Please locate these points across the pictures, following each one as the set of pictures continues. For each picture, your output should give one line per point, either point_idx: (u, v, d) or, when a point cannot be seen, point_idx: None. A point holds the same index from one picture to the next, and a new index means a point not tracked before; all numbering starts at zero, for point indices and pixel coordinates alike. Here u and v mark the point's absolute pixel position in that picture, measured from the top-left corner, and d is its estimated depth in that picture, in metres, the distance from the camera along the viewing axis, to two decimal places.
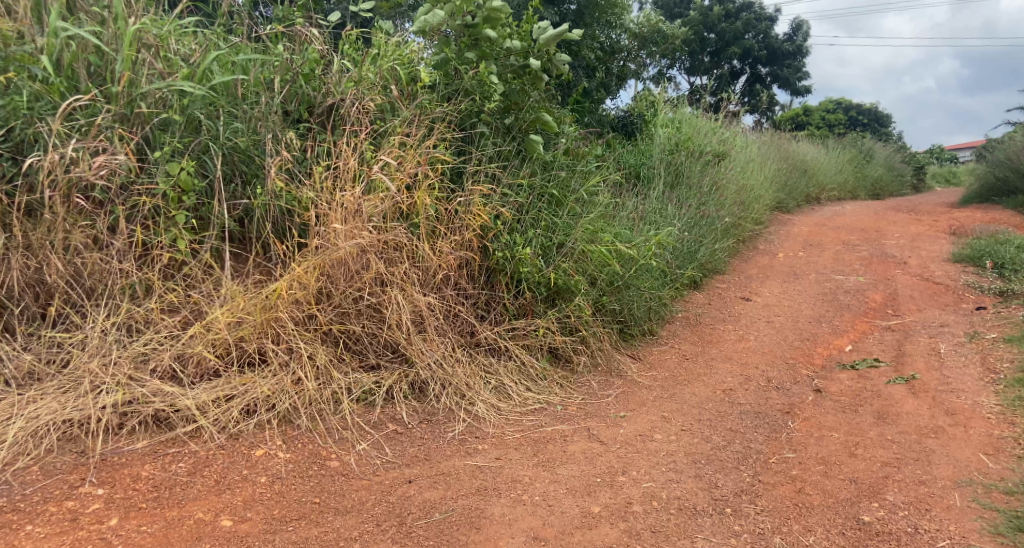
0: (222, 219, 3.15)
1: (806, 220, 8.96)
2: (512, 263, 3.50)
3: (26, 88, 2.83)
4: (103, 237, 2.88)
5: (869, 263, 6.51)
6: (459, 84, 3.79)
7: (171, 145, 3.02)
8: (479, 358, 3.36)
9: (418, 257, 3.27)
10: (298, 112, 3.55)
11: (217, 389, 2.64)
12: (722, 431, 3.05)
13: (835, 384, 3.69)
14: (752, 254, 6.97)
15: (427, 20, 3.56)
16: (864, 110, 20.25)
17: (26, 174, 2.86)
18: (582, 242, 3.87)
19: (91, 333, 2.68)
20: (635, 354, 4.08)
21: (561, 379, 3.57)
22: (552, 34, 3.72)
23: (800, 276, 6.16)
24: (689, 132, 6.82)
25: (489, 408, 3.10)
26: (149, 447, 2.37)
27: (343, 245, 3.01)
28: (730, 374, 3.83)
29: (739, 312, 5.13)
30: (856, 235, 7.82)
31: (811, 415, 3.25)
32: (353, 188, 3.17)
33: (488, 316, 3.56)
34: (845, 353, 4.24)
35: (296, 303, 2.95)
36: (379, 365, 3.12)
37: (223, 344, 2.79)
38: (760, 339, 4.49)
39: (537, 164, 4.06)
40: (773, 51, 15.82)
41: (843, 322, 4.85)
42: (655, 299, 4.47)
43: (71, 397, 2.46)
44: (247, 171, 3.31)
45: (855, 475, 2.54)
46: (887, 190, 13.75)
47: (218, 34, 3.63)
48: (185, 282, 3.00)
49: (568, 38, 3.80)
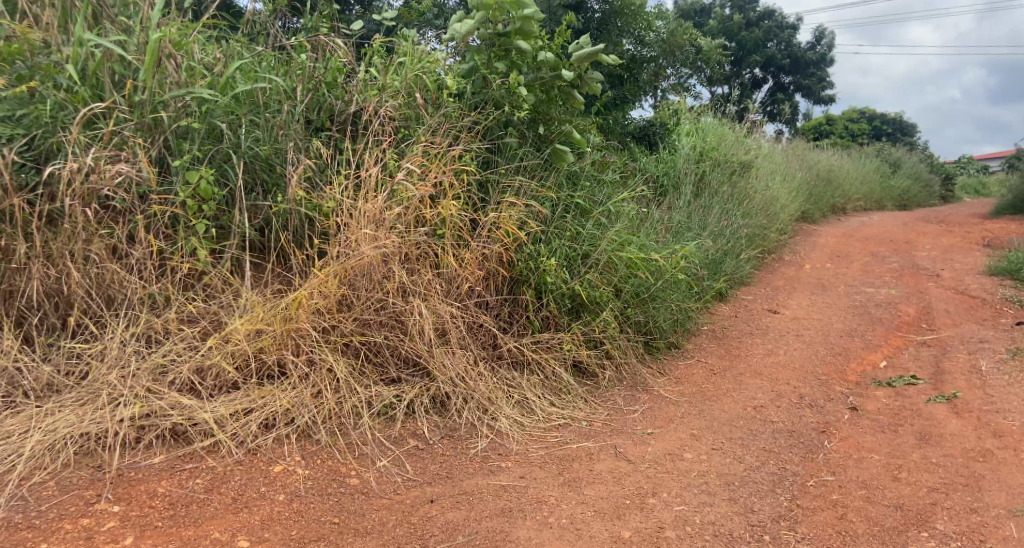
0: (243, 228, 3.12)
1: (832, 231, 8.77)
2: (536, 274, 3.42)
3: (50, 97, 2.83)
4: (121, 246, 2.86)
5: (900, 275, 6.33)
6: (487, 93, 3.72)
7: (192, 154, 3.00)
8: (502, 372, 3.27)
9: (442, 267, 3.21)
10: (320, 120, 3.51)
11: (235, 402, 2.58)
12: (756, 451, 2.93)
13: (871, 402, 3.55)
14: (779, 265, 6.82)
15: (458, 28, 3.53)
16: (889, 119, 19.93)
17: (48, 183, 2.84)
18: (608, 253, 3.78)
19: (110, 344, 2.65)
20: (661, 367, 3.97)
21: (586, 394, 3.46)
22: (587, 52, 3.70)
23: (828, 288, 6.00)
24: (713, 141, 6.72)
25: (512, 424, 3.00)
26: (165, 462, 2.31)
27: (366, 253, 2.96)
28: (760, 390, 3.70)
29: (766, 325, 4.99)
30: (886, 246, 7.62)
31: (848, 435, 3.11)
32: (376, 197, 3.12)
33: (511, 329, 3.47)
34: (880, 369, 4.08)
35: (316, 313, 2.90)
36: (400, 378, 3.04)
37: (242, 356, 2.73)
38: (789, 353, 4.35)
39: (563, 175, 3.98)
40: (797, 60, 15.65)
41: (876, 336, 4.69)
42: (681, 311, 4.36)
43: (89, 409, 2.42)
44: (268, 180, 3.28)
45: (900, 502, 2.42)
46: (914, 200, 13.46)
47: (242, 44, 3.62)
48: (204, 292, 2.97)
49: (600, 57, 3.78)
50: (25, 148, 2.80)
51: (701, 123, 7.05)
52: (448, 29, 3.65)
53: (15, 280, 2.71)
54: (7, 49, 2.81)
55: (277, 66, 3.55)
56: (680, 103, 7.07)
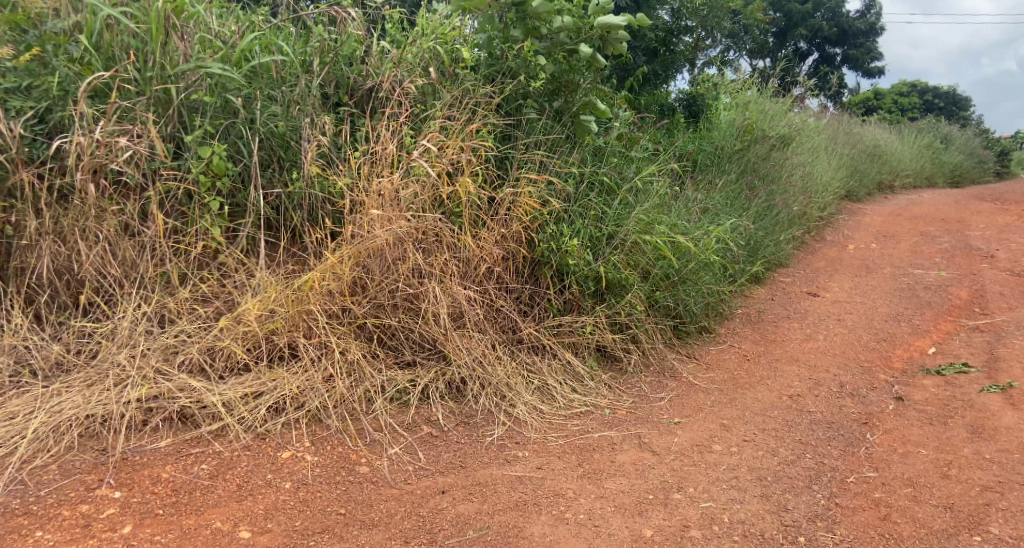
0: (258, 206, 3.05)
1: (879, 210, 8.35)
2: (558, 255, 3.28)
3: (59, 69, 2.77)
4: (133, 224, 2.80)
5: (951, 255, 5.97)
6: (503, 65, 3.61)
7: (204, 129, 2.92)
8: (522, 356, 3.14)
9: (459, 248, 3.08)
10: (337, 96, 3.40)
11: (245, 385, 2.52)
12: (790, 443, 2.75)
13: (918, 391, 3.32)
14: (819, 246, 6.51)
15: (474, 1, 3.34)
16: (941, 93, 18.94)
17: (58, 158, 2.79)
18: (635, 233, 3.60)
19: (120, 324, 2.61)
20: (691, 353, 3.79)
21: (610, 380, 3.32)
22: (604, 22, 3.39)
23: (873, 270, 5.70)
24: (753, 116, 6.41)
25: (531, 411, 2.88)
26: (171, 446, 2.26)
27: (380, 234, 2.85)
28: (797, 378, 3.50)
29: (806, 308, 4.75)
30: (936, 226, 7.21)
31: (893, 427, 2.90)
32: (391, 175, 3.00)
33: (532, 312, 3.33)
34: (929, 357, 3.82)
35: (329, 295, 2.81)
36: (415, 362, 2.94)
37: (254, 338, 2.66)
38: (829, 339, 4.12)
39: (588, 151, 3.82)
40: (844, 31, 14.94)
41: (925, 321, 4.41)
42: (713, 295, 4.16)
43: (96, 390, 2.38)
44: (284, 157, 3.19)
45: (950, 502, 2.22)
46: (968, 176, 12.79)
47: (260, 16, 3.51)
48: (219, 272, 2.91)
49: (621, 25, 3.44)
50: (35, 121, 2.75)
51: (741, 96, 6.72)
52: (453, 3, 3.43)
53: (26, 257, 2.69)
54: (15, 19, 2.75)
55: (294, 39, 3.44)
56: (719, 77, 6.75)
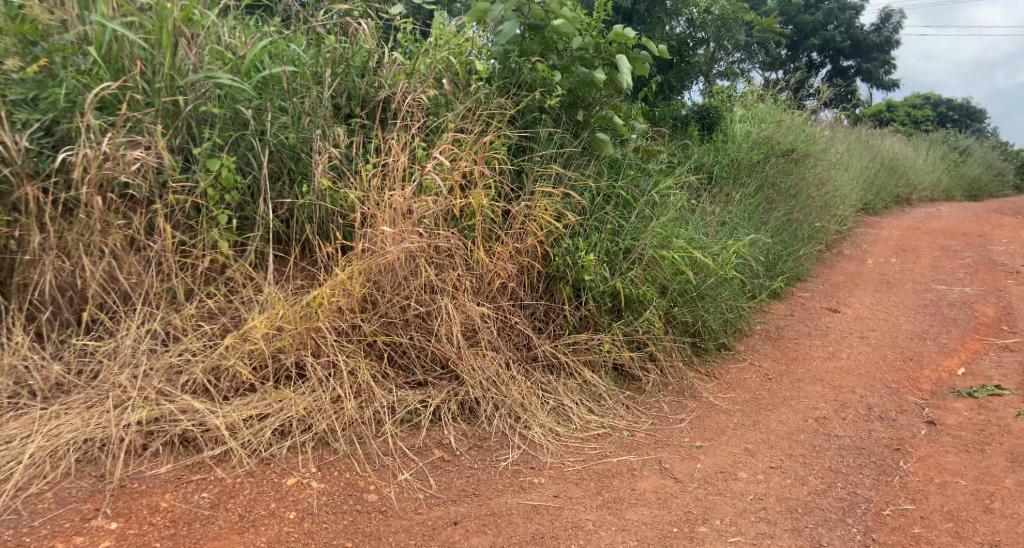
0: (267, 219, 2.97)
1: (897, 223, 8.18)
2: (574, 270, 3.18)
3: (66, 80, 2.70)
4: (139, 238, 2.73)
5: (975, 271, 5.80)
6: (519, 77, 3.53)
7: (213, 141, 2.85)
8: (537, 375, 3.03)
9: (472, 263, 2.98)
10: (349, 107, 3.33)
11: (250, 407, 2.42)
12: (820, 471, 2.61)
13: (951, 415, 3.17)
14: (838, 260, 6.36)
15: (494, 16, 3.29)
16: (956, 106, 18.68)
17: (63, 171, 2.72)
18: (652, 247, 3.49)
19: (122, 342, 2.52)
20: (710, 371, 3.66)
21: (628, 400, 3.19)
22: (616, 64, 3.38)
23: (894, 285, 5.54)
24: (770, 127, 6.30)
25: (546, 433, 2.77)
26: (172, 473, 2.16)
27: (391, 249, 2.75)
28: (822, 399, 3.36)
29: (826, 325, 4.61)
30: (957, 240, 7.04)
31: (927, 454, 2.76)
32: (403, 188, 2.91)
33: (547, 329, 3.22)
34: (958, 378, 3.67)
35: (339, 311, 2.71)
36: (426, 382, 2.84)
37: (260, 357, 2.57)
38: (853, 358, 3.98)
39: (604, 163, 3.74)
40: (858, 43, 14.79)
41: (952, 339, 4.26)
42: (732, 311, 4.03)
43: (95, 413, 2.28)
44: (294, 169, 3.11)
45: (996, 539, 2.09)
46: (985, 189, 12.57)
47: (270, 27, 3.45)
48: (226, 286, 2.83)
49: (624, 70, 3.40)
50: (41, 134, 2.68)
51: (757, 108, 6.62)
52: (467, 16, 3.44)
53: (28, 273, 2.61)
54: (21, 30, 2.68)
55: (306, 49, 3.37)
56: (734, 89, 6.66)
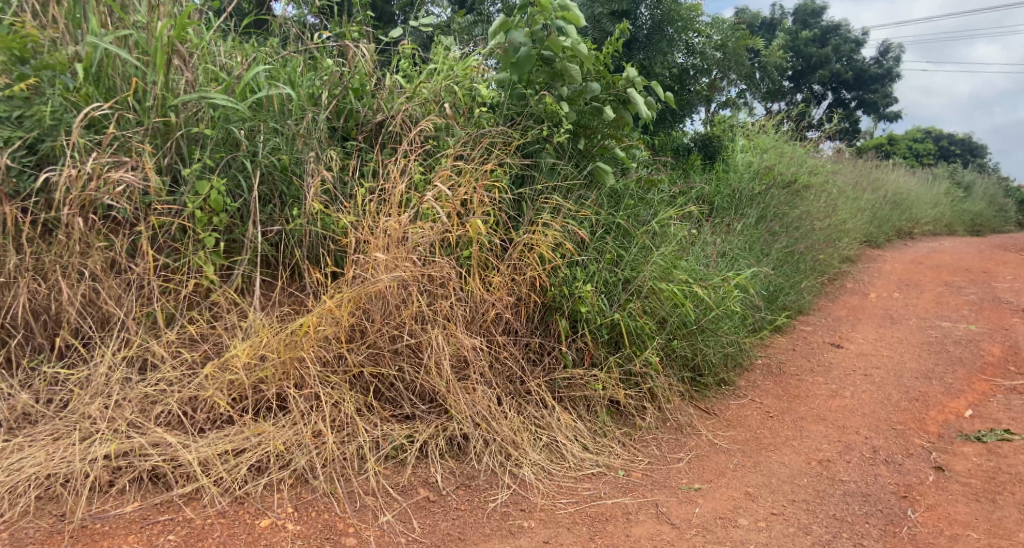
0: (255, 243, 2.89)
1: (900, 257, 8.09)
2: (570, 301, 3.09)
3: (54, 99, 2.64)
4: (121, 261, 2.64)
5: (980, 308, 5.70)
6: (524, 105, 3.47)
7: (203, 162, 2.78)
8: (529, 410, 2.91)
9: (466, 293, 2.90)
10: (345, 129, 3.27)
11: (226, 441, 2.32)
12: (824, 519, 2.50)
13: (959, 461, 3.05)
14: (840, 293, 6.26)
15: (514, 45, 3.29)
16: (958, 140, 18.70)
17: (45, 191, 2.65)
18: (652, 279, 3.40)
19: (96, 371, 2.42)
20: (710, 407, 3.54)
21: (625, 437, 3.08)
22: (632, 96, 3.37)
23: (898, 321, 5.44)
24: (772, 158, 6.26)
25: (538, 472, 2.65)
26: (138, 512, 2.06)
27: (382, 277, 2.66)
28: (826, 440, 3.24)
29: (829, 360, 4.49)
30: (961, 276, 6.95)
31: (936, 503, 2.64)
32: (398, 214, 2.83)
33: (542, 362, 3.11)
34: (966, 420, 3.55)
35: (325, 341, 2.61)
36: (414, 415, 2.73)
37: (240, 387, 2.47)
38: (858, 396, 3.86)
39: (605, 193, 3.68)
40: (860, 76, 14.87)
41: (957, 379, 4.14)
42: (732, 345, 3.92)
43: (60, 446, 2.20)
44: (286, 192, 3.03)
45: None
46: (988, 224, 12.50)
47: (268, 48, 3.41)
48: (210, 311, 2.74)
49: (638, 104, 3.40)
50: (24, 152, 2.61)
51: (758, 138, 6.59)
52: (490, 37, 3.42)
53: (2, 296, 2.51)
54: (10, 47, 2.63)
55: (303, 71, 3.33)
56: (735, 118, 6.65)
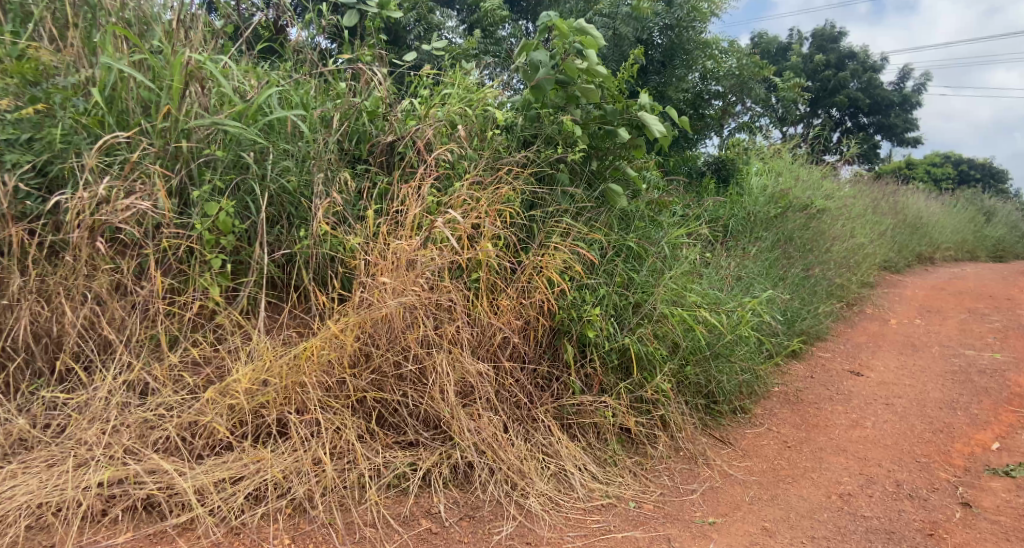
0: (262, 264, 2.85)
1: (921, 283, 7.92)
2: (579, 325, 3.03)
3: (64, 121, 2.65)
4: (126, 282, 2.62)
5: (1005, 336, 5.54)
6: (539, 128, 3.45)
7: (213, 184, 2.77)
8: (537, 437, 2.83)
9: (474, 317, 2.85)
10: (356, 151, 3.25)
11: (224, 469, 2.28)
12: None
13: (987, 496, 2.91)
14: (860, 319, 6.11)
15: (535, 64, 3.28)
16: (978, 165, 18.42)
17: (53, 212, 2.65)
18: (665, 304, 3.32)
19: (95, 395, 2.40)
20: (725, 436, 3.44)
21: (636, 466, 2.98)
22: (649, 119, 3.34)
23: (920, 348, 5.28)
24: (788, 182, 6.18)
25: (545, 504, 2.56)
26: (129, 543, 2.03)
27: (389, 301, 2.61)
28: (846, 472, 3.12)
29: (848, 388, 4.36)
30: (985, 303, 6.77)
31: (963, 542, 2.52)
32: (409, 238, 2.79)
33: (550, 388, 3.03)
34: (994, 453, 3.40)
35: (328, 366, 2.57)
36: (417, 442, 2.67)
37: (240, 414, 2.43)
38: (879, 426, 3.72)
39: (616, 215, 3.62)
40: (878, 102, 14.78)
41: (983, 410, 3.99)
42: (747, 372, 3.81)
43: (54, 473, 2.17)
44: (295, 213, 3.01)
45: None
46: (1011, 251, 12.23)
47: (281, 71, 3.42)
48: (215, 334, 2.70)
49: (653, 128, 3.37)
50: (32, 174, 2.61)
51: (773, 161, 6.55)
52: (515, 58, 3.50)
53: (4, 318, 2.49)
54: (23, 70, 2.65)
55: (316, 94, 3.33)
56: (750, 141, 6.60)
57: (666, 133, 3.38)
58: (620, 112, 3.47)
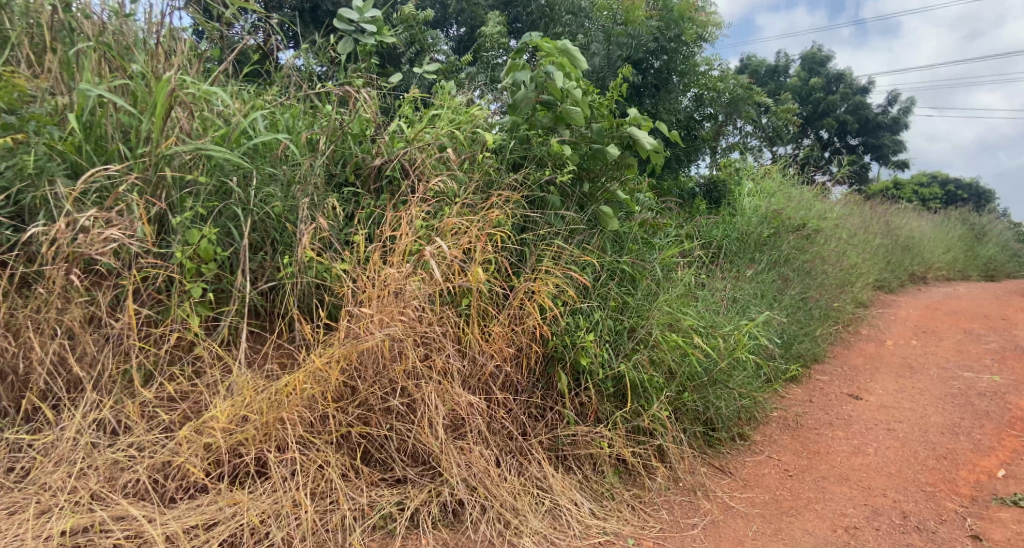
0: (245, 293, 2.73)
1: (915, 303, 7.87)
2: (573, 352, 2.92)
3: (38, 148, 2.56)
4: (100, 314, 2.49)
5: (1003, 357, 5.47)
6: (529, 150, 3.37)
7: (194, 211, 2.67)
8: (531, 470, 2.71)
9: (464, 344, 2.75)
10: (343, 175, 3.17)
11: (197, 513, 2.17)
12: None
13: (997, 528, 2.82)
14: (856, 340, 6.03)
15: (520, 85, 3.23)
16: (965, 185, 18.56)
17: (25, 243, 2.55)
18: (660, 329, 3.23)
19: (62, 436, 2.29)
20: (724, 465, 3.32)
21: (634, 499, 2.86)
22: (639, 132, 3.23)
23: (918, 370, 5.20)
24: (781, 202, 6.14)
25: (539, 542, 2.44)
26: None
27: (375, 332, 2.51)
28: (850, 503, 3.02)
29: (847, 413, 4.26)
30: (980, 323, 6.72)
31: None
32: (397, 264, 2.69)
33: (544, 418, 2.93)
34: (1000, 481, 3.31)
35: (311, 400, 2.46)
36: (405, 478, 2.55)
37: (216, 454, 2.32)
38: (882, 453, 3.62)
39: (610, 237, 3.54)
40: (865, 123, 14.91)
41: (986, 435, 3.90)
42: (745, 397, 3.71)
43: (14, 522, 2.07)
44: (279, 239, 2.91)
45: None
46: (1003, 270, 12.23)
47: (266, 94, 3.35)
48: (194, 367, 2.59)
49: (643, 142, 3.27)
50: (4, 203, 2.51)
51: (766, 182, 6.51)
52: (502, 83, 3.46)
53: None
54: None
55: (302, 117, 3.25)
56: (742, 162, 6.58)
57: (657, 147, 3.28)
58: (610, 131, 3.39)
